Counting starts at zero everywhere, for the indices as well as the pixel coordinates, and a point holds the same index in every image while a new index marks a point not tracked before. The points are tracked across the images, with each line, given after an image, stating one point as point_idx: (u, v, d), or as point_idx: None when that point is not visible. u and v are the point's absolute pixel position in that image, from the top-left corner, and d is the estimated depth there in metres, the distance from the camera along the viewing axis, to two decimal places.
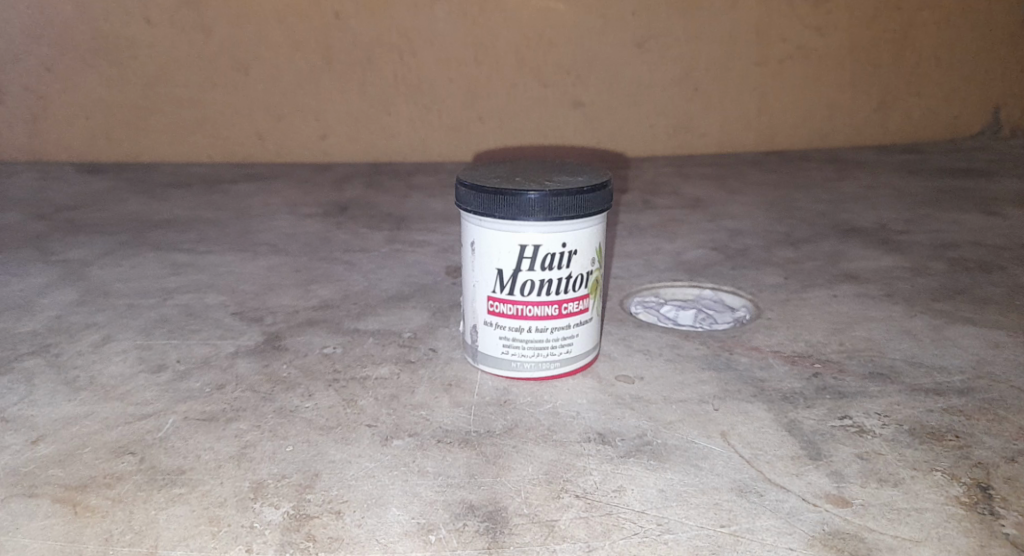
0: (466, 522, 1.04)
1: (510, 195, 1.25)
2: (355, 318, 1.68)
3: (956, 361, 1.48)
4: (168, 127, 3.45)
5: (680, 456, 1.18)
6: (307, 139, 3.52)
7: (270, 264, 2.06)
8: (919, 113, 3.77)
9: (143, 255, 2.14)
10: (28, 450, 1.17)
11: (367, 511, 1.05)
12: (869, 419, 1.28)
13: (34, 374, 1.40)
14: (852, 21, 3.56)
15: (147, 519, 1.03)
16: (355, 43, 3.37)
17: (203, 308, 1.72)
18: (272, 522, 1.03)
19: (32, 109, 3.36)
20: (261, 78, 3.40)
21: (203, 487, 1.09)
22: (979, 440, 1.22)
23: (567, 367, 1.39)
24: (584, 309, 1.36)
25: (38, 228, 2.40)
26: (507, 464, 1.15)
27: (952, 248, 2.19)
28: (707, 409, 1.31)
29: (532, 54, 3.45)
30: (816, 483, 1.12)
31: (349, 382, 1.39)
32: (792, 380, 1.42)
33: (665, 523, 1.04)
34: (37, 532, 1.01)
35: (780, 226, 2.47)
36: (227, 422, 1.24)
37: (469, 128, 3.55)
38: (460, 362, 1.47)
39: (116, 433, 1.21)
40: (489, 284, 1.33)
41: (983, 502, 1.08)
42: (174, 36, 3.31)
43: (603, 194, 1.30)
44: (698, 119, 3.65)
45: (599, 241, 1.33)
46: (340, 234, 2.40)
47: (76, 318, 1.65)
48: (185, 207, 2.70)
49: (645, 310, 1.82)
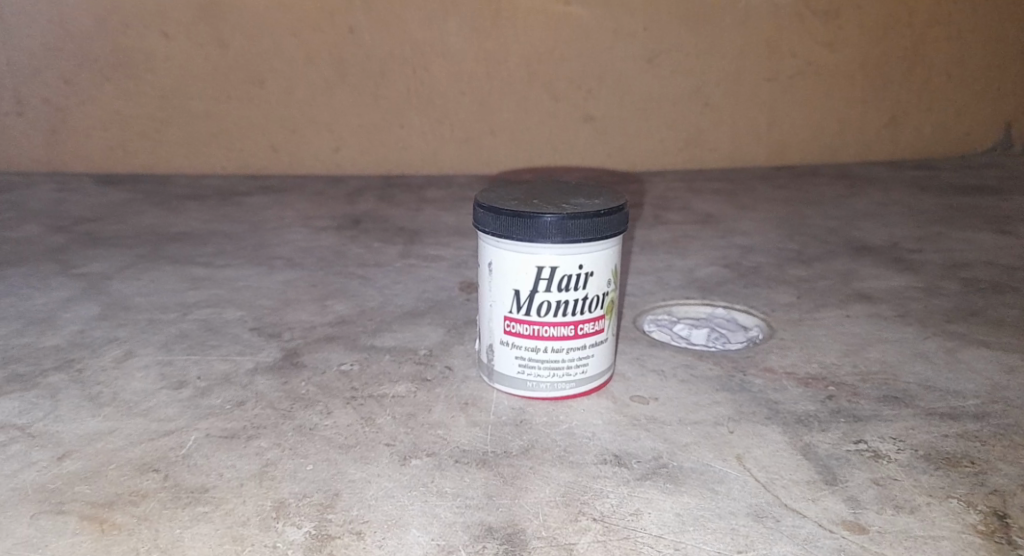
0: (485, 545, 1.05)
1: (528, 217, 1.26)
2: (371, 334, 1.70)
3: (971, 385, 1.49)
4: (184, 139, 3.49)
5: (696, 480, 1.19)
6: (322, 151, 3.55)
7: (286, 279, 2.09)
8: (930, 129, 3.77)
9: (161, 268, 2.16)
10: (55, 467, 1.19)
11: (388, 532, 1.07)
12: (883, 443, 1.29)
13: (59, 389, 1.42)
14: (864, 37, 3.57)
15: (173, 538, 1.05)
16: (369, 57, 3.40)
17: (222, 323, 1.74)
18: (295, 541, 1.05)
19: (51, 120, 3.40)
20: (276, 90, 3.44)
21: (227, 506, 1.11)
22: (995, 467, 1.22)
23: (583, 387, 1.40)
24: (600, 329, 1.37)
25: (58, 240, 2.43)
26: (524, 485, 1.16)
27: (965, 269, 2.20)
28: (722, 431, 1.32)
29: (545, 68, 3.47)
30: (833, 509, 1.12)
31: (367, 400, 1.40)
32: (805, 402, 1.42)
33: (682, 548, 1.05)
34: (67, 550, 1.03)
35: (791, 244, 2.48)
36: (248, 440, 1.26)
37: (482, 142, 3.58)
38: (476, 380, 1.48)
39: (141, 450, 1.23)
40: (505, 304, 1.34)
41: (1000, 531, 1.08)
42: (191, 49, 3.35)
43: (620, 216, 1.31)
44: (710, 133, 3.66)
45: (615, 263, 1.35)
46: (354, 248, 2.42)
47: (97, 333, 1.68)
48: (202, 220, 2.72)
49: (658, 328, 1.83)
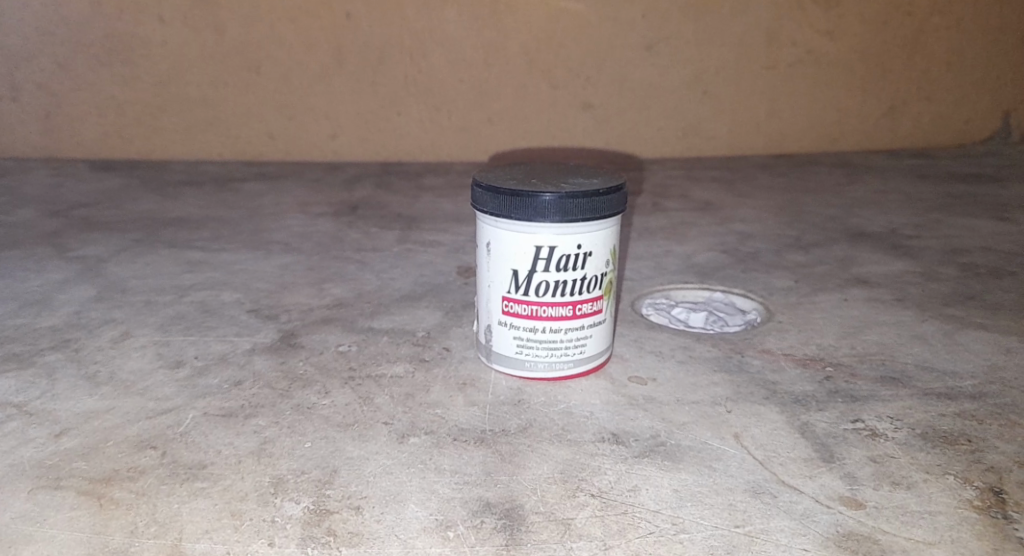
0: (483, 520, 1.05)
1: (527, 197, 1.26)
2: (368, 316, 1.70)
3: (968, 366, 1.49)
4: (180, 126, 3.47)
5: (694, 457, 1.19)
6: (319, 138, 3.54)
7: (283, 263, 2.08)
8: (929, 117, 3.77)
9: (158, 252, 2.16)
10: (52, 444, 1.19)
11: (386, 507, 1.07)
12: (881, 422, 1.29)
13: (55, 369, 1.42)
14: (863, 26, 3.57)
15: (171, 512, 1.05)
16: (367, 44, 3.39)
17: (219, 305, 1.74)
18: (293, 516, 1.05)
19: (47, 106, 3.39)
20: (273, 77, 3.42)
21: (225, 482, 1.11)
22: (991, 445, 1.22)
23: (581, 368, 1.40)
24: (598, 310, 1.37)
25: (53, 224, 2.42)
26: (522, 462, 1.17)
27: (963, 254, 2.20)
28: (720, 410, 1.32)
29: (543, 55, 3.46)
30: (830, 485, 1.13)
31: (365, 380, 1.40)
32: (804, 383, 1.43)
33: (680, 523, 1.06)
34: (64, 524, 1.03)
35: (790, 231, 2.48)
36: (246, 419, 1.26)
37: (479, 130, 3.57)
38: (474, 361, 1.48)
39: (138, 428, 1.23)
40: (504, 284, 1.34)
41: (996, 507, 1.09)
42: (187, 35, 3.33)
43: (618, 196, 1.31)
44: (708, 121, 3.66)
45: (613, 243, 1.34)
46: (351, 233, 2.41)
47: (94, 315, 1.67)
48: (198, 206, 2.71)
49: (656, 311, 1.83)
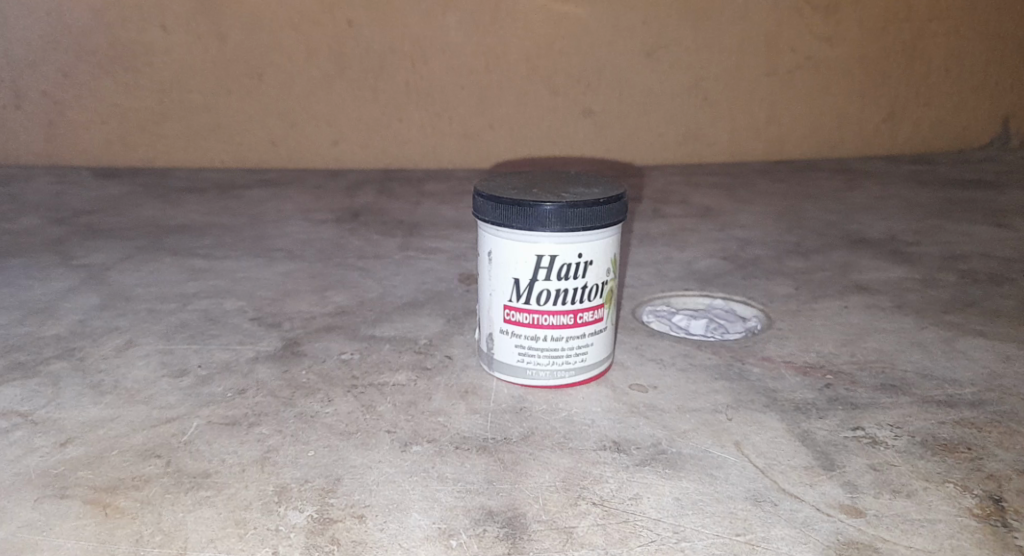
0: (486, 528, 1.06)
1: (528, 206, 1.27)
2: (371, 324, 1.71)
3: (968, 373, 1.50)
4: (183, 132, 3.49)
5: (695, 465, 1.20)
6: (321, 145, 3.55)
7: (286, 270, 2.09)
8: (929, 122, 3.78)
9: (161, 259, 2.17)
10: (57, 452, 1.20)
11: (389, 515, 1.08)
12: (881, 430, 1.29)
13: (60, 378, 1.43)
14: (862, 32, 3.58)
15: (176, 521, 1.06)
16: (369, 51, 3.41)
17: (222, 313, 1.75)
18: (296, 525, 1.05)
19: (49, 113, 3.40)
20: (275, 84, 3.44)
21: (229, 491, 1.11)
22: (990, 453, 1.23)
23: (582, 375, 1.40)
24: (599, 318, 1.38)
25: (57, 232, 2.43)
26: (524, 470, 1.17)
27: (962, 260, 2.21)
28: (720, 418, 1.33)
29: (544, 61, 3.47)
30: (830, 493, 1.14)
31: (367, 388, 1.41)
32: (804, 390, 1.43)
33: (681, 531, 1.06)
34: (70, 533, 1.04)
35: (790, 237, 2.49)
36: (250, 427, 1.27)
37: (480, 136, 3.58)
38: (476, 369, 1.49)
39: (142, 437, 1.24)
40: (506, 293, 1.35)
41: (996, 515, 1.09)
42: (189, 42, 3.35)
43: (619, 205, 1.32)
44: (708, 127, 3.67)
45: (614, 252, 1.35)
46: (353, 240, 2.42)
47: (98, 323, 1.68)
48: (200, 213, 2.72)
49: (657, 319, 1.84)
